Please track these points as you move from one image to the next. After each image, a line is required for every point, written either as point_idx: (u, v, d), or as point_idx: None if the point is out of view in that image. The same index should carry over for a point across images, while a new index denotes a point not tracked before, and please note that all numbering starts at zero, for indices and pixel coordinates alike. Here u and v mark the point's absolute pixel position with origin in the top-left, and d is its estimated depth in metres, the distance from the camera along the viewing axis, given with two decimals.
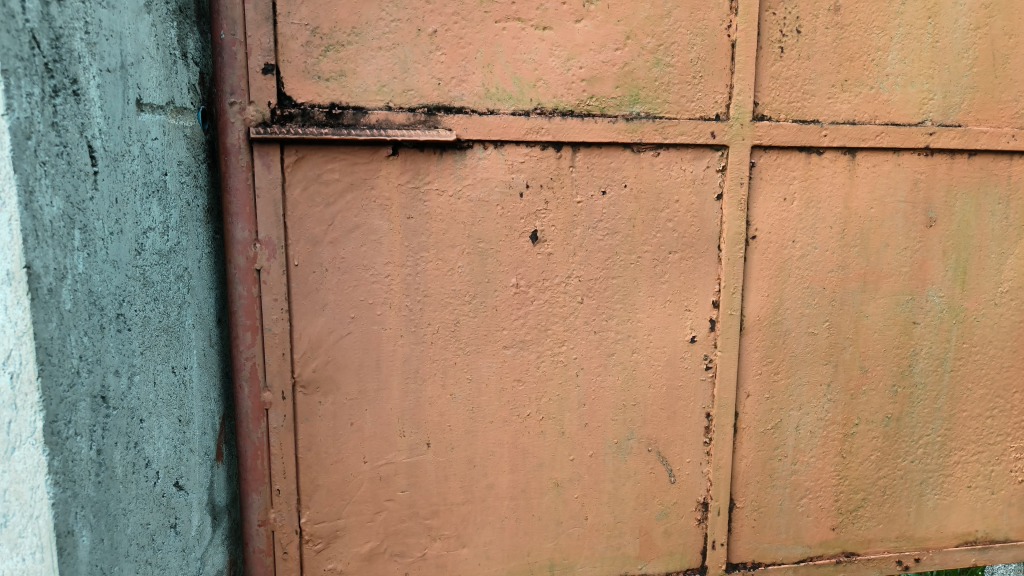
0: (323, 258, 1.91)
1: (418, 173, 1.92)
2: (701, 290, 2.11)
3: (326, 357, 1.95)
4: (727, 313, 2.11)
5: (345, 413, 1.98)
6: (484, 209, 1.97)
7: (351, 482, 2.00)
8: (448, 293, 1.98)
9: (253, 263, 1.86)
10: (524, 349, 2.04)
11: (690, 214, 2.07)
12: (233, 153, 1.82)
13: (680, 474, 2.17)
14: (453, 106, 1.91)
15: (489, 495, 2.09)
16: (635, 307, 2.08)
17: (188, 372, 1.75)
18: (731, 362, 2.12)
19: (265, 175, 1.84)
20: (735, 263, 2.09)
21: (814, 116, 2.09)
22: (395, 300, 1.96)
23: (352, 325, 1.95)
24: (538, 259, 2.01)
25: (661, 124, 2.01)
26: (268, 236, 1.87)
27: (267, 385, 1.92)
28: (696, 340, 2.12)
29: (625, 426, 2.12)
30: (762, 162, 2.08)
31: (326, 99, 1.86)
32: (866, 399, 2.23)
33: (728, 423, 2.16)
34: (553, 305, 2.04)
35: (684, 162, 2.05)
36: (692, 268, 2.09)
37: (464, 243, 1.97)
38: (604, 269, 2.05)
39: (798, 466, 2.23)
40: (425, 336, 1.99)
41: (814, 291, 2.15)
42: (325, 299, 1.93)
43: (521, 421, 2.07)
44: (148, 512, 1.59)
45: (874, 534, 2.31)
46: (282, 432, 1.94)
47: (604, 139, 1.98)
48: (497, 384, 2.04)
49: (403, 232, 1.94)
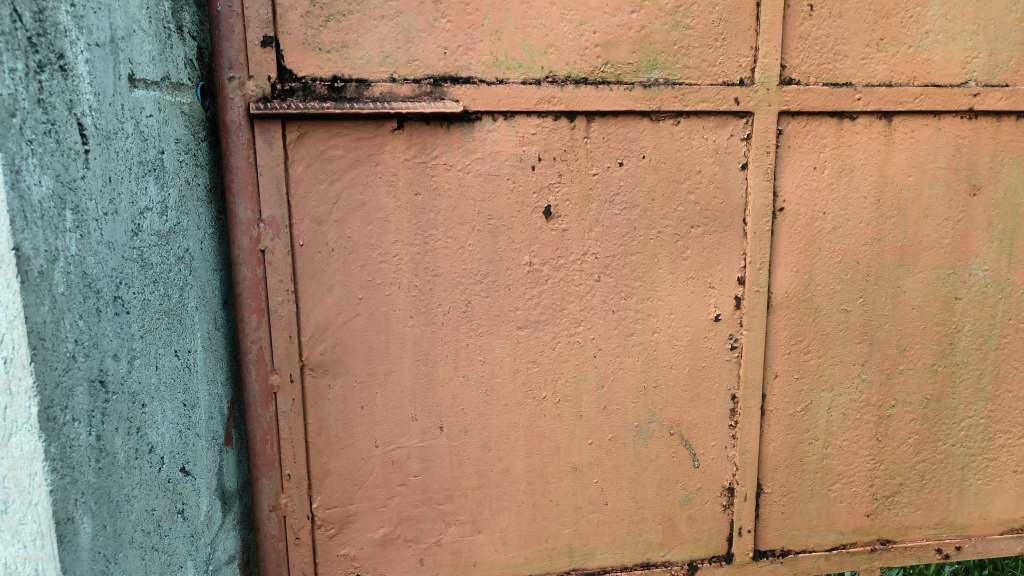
0: (329, 237, 1.85)
1: (424, 147, 1.84)
2: (725, 266, 2.00)
3: (334, 339, 1.90)
4: (753, 290, 2.00)
5: (356, 396, 1.93)
6: (494, 184, 1.89)
7: (363, 467, 1.96)
8: (458, 272, 1.91)
9: (256, 244, 1.81)
10: (539, 330, 1.97)
11: (713, 185, 1.96)
12: (234, 130, 1.77)
13: (704, 458, 2.08)
14: (460, 76, 1.83)
15: (505, 480, 2.03)
16: (655, 285, 1.98)
17: (193, 356, 1.72)
18: (757, 341, 2.02)
19: (267, 152, 1.78)
20: (761, 237, 1.98)
21: (846, 78, 1.95)
22: (404, 280, 1.90)
23: (360, 306, 1.89)
24: (552, 236, 1.93)
25: (681, 91, 1.90)
26: (272, 215, 1.81)
27: (275, 368, 1.87)
28: (721, 319, 2.02)
29: (646, 408, 2.04)
30: (790, 129, 1.96)
31: (328, 72, 1.79)
32: (904, 379, 2.11)
33: (755, 406, 2.06)
34: (569, 284, 1.96)
35: (706, 130, 1.94)
36: (716, 243, 1.99)
37: (473, 220, 1.89)
38: (622, 245, 1.96)
39: (830, 451, 2.12)
40: (435, 317, 1.93)
41: (846, 266, 2.03)
42: (331, 280, 1.87)
43: (537, 403, 2.00)
44: (153, 498, 1.56)
45: (912, 520, 2.20)
46: (291, 416, 1.90)
47: (620, 107, 1.88)
48: (511, 366, 1.97)
49: (411, 209, 1.87)
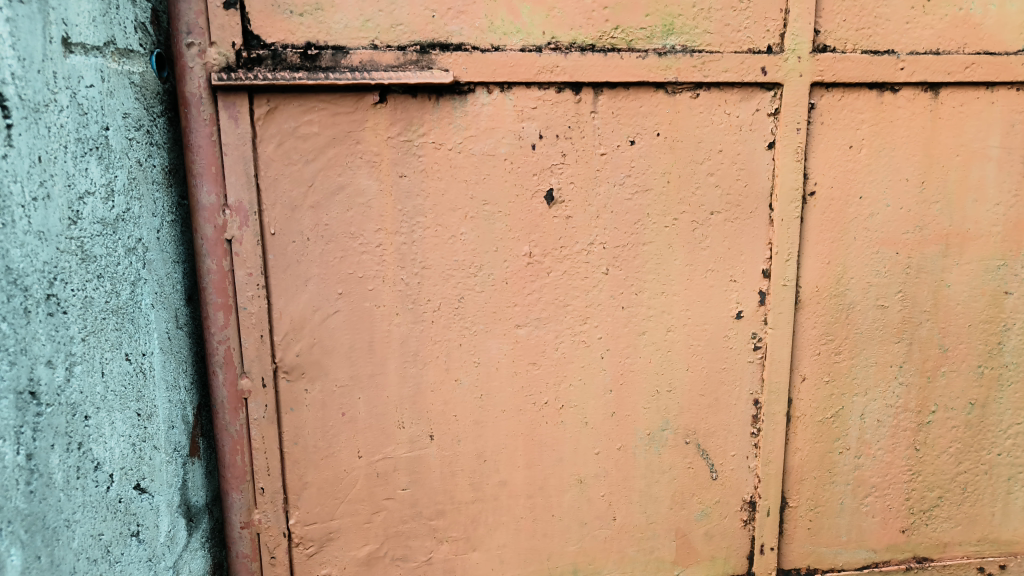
0: (304, 225, 1.65)
1: (411, 123, 1.63)
2: (749, 257, 1.79)
3: (312, 338, 1.70)
4: (780, 284, 1.79)
5: (336, 402, 1.74)
6: (489, 164, 1.68)
7: (345, 479, 1.77)
8: (450, 264, 1.71)
9: (222, 232, 1.61)
10: (540, 328, 1.77)
11: (736, 166, 1.75)
12: (194, 104, 1.56)
13: (723, 469, 1.88)
14: (451, 42, 1.61)
15: (503, 493, 1.83)
16: (670, 278, 1.78)
17: (148, 359, 1.52)
18: (783, 341, 1.81)
19: (232, 129, 1.58)
20: (790, 224, 1.76)
21: (888, 45, 1.73)
22: (389, 273, 1.69)
23: (340, 302, 1.69)
24: (554, 223, 1.72)
25: (701, 59, 1.67)
26: (239, 200, 1.61)
27: (245, 372, 1.68)
28: (743, 316, 1.81)
29: (659, 415, 1.84)
30: (824, 103, 1.74)
31: (300, 38, 1.58)
32: (945, 383, 1.90)
33: (781, 412, 1.85)
34: (574, 277, 1.75)
35: (729, 104, 1.72)
36: (738, 231, 1.77)
37: (466, 206, 1.69)
38: (634, 233, 1.75)
39: (862, 461, 1.92)
40: (424, 314, 1.73)
41: (884, 257, 1.82)
42: (307, 272, 1.67)
43: (538, 409, 1.80)
44: (101, 522, 1.38)
45: (951, 537, 1.99)
46: (264, 425, 1.71)
47: (632, 78, 1.66)
48: (509, 368, 1.78)
49: (395, 193, 1.66)
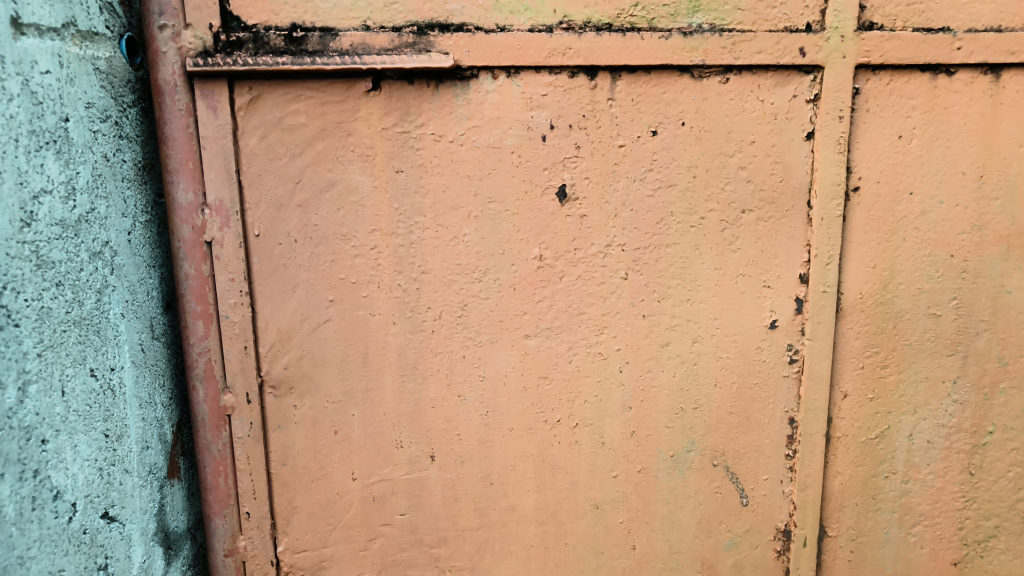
0: (291, 226, 1.50)
1: (407, 112, 1.48)
2: (784, 260, 1.61)
3: (301, 350, 1.55)
4: (820, 290, 1.60)
5: (327, 419, 1.59)
6: (495, 158, 1.51)
7: (338, 504, 1.62)
8: (452, 268, 1.55)
9: (201, 234, 1.46)
10: (551, 339, 1.60)
11: (770, 158, 1.56)
12: (168, 93, 1.42)
13: (754, 495, 1.71)
14: (451, 23, 1.45)
15: (511, 519, 1.67)
16: (696, 284, 1.60)
17: (118, 375, 1.38)
18: (823, 353, 1.63)
19: (211, 120, 1.43)
20: (831, 224, 1.58)
21: (942, 22, 1.53)
22: (385, 278, 1.54)
23: (332, 311, 1.54)
24: (567, 223, 1.55)
25: (731, 39, 1.50)
26: (219, 198, 1.46)
27: (228, 387, 1.53)
28: (777, 326, 1.63)
29: (684, 434, 1.67)
30: (870, 88, 1.55)
31: (284, 19, 1.43)
32: (1005, 400, 1.70)
33: (819, 432, 1.67)
34: (589, 283, 1.58)
35: (762, 90, 1.53)
36: (773, 231, 1.59)
37: (469, 204, 1.53)
38: (656, 234, 1.57)
39: (910, 486, 1.73)
40: (423, 324, 1.57)
41: (937, 260, 1.62)
42: (295, 278, 1.52)
43: (549, 428, 1.64)
44: (61, 557, 1.24)
45: (1010, 570, 1.78)
46: (249, 444, 1.56)
47: (653, 61, 1.49)
48: (518, 383, 1.61)
49: (391, 191, 1.51)
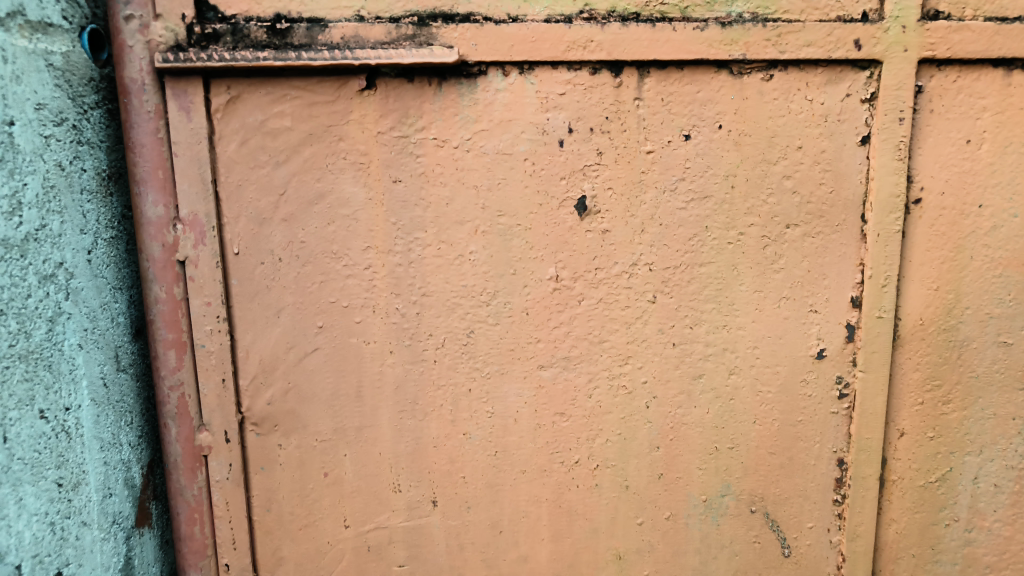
0: (274, 243, 1.33)
1: (407, 114, 1.30)
2: (834, 282, 1.41)
3: (286, 383, 1.38)
4: (875, 316, 1.41)
5: (317, 460, 1.41)
6: (505, 166, 1.33)
7: (329, 554, 1.44)
8: (456, 291, 1.37)
9: (172, 252, 1.29)
10: (569, 371, 1.42)
11: (820, 166, 1.37)
12: (135, 92, 1.24)
13: (797, 545, 1.51)
14: (457, 12, 1.27)
15: (523, 571, 1.49)
16: (734, 309, 1.41)
17: (73, 414, 1.20)
18: (877, 387, 1.44)
19: (184, 123, 1.26)
20: (888, 241, 1.38)
21: (1018, 10, 1.34)
22: (381, 302, 1.36)
23: (320, 339, 1.37)
24: (588, 240, 1.37)
25: (776, 31, 1.31)
26: (193, 212, 1.29)
27: (204, 424, 1.36)
28: (825, 356, 1.44)
29: (718, 477, 1.48)
30: (933, 86, 1.36)
31: (267, 9, 1.25)
32: None
33: (873, 476, 1.47)
34: (612, 307, 1.40)
35: (811, 88, 1.35)
36: (822, 249, 1.40)
37: (476, 218, 1.34)
38: (688, 251, 1.39)
39: (974, 536, 1.52)
40: (424, 353, 1.39)
41: (1009, 281, 1.43)
42: (279, 301, 1.35)
43: (566, 470, 1.46)
44: None
45: None
46: (229, 488, 1.39)
47: (687, 55, 1.30)
48: (531, 419, 1.43)
49: (388, 203, 1.33)
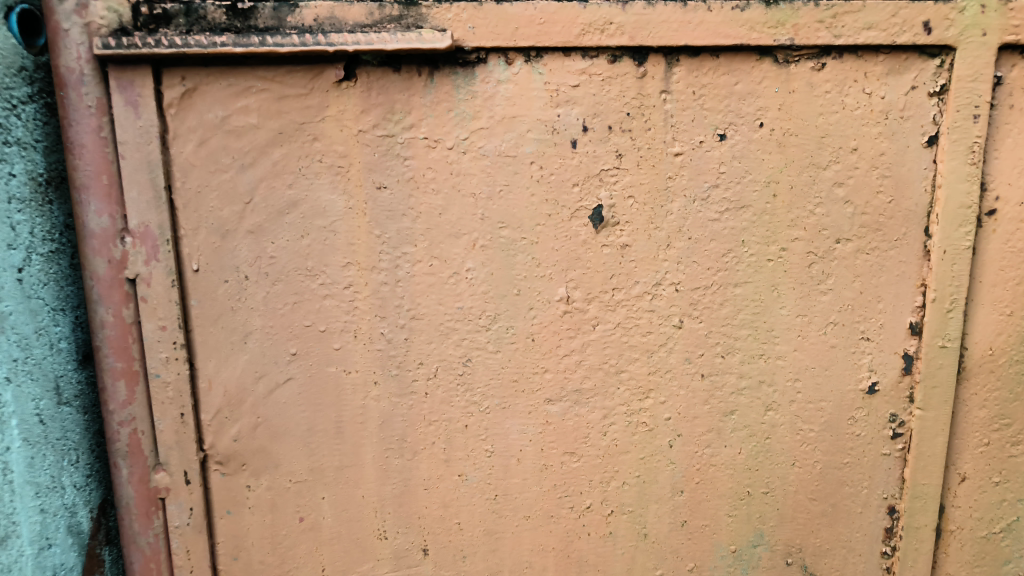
0: (240, 258, 1.14)
1: (392, 110, 1.10)
2: (890, 306, 1.22)
3: (255, 417, 1.20)
4: (938, 345, 1.21)
5: (291, 502, 1.24)
6: (508, 170, 1.13)
7: None
8: (451, 314, 1.18)
9: (119, 270, 1.11)
10: (581, 406, 1.23)
11: (878, 172, 1.17)
12: (73, 84, 1.05)
13: None
14: None
15: None
16: (773, 336, 1.23)
17: None
18: (937, 427, 1.24)
19: (131, 121, 1.07)
20: (956, 259, 1.18)
21: None
22: (363, 326, 1.18)
23: (294, 368, 1.18)
24: (604, 255, 1.18)
25: (831, 11, 1.10)
26: (143, 223, 1.10)
27: (161, 464, 1.19)
28: (877, 391, 1.24)
29: (750, 526, 1.30)
30: (1016, 76, 1.14)
31: None
32: None
33: (928, 526, 1.28)
34: (631, 334, 1.21)
35: (871, 79, 1.14)
36: (877, 268, 1.20)
37: (474, 231, 1.15)
38: (720, 269, 1.20)
39: None
40: (414, 385, 1.21)
41: None
42: (246, 325, 1.16)
43: (576, 516, 1.28)
44: None
45: None
46: (189, 535, 1.22)
47: (723, 41, 1.10)
48: (536, 460, 1.25)
49: (371, 213, 1.14)
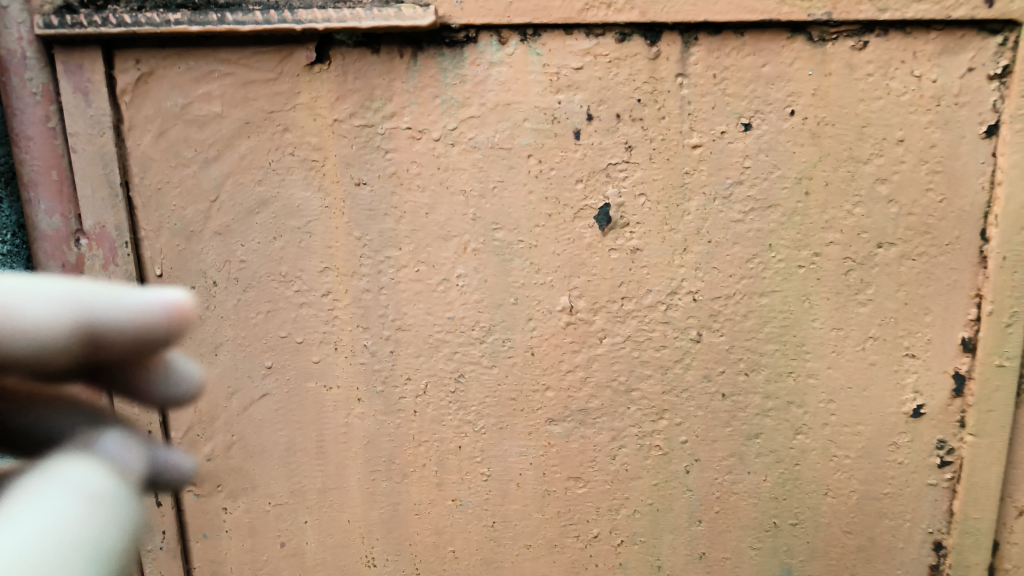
0: (207, 262, 1.03)
1: (371, 96, 0.99)
2: (940, 318, 1.07)
3: (230, 435, 1.09)
4: (994, 364, 1.06)
5: (270, 527, 1.14)
6: (502, 164, 1.01)
7: None
8: (440, 324, 1.06)
9: (75, 274, 1.01)
10: (587, 427, 1.11)
11: (927, 167, 1.02)
12: (16, 70, 0.96)
13: None
14: None
15: None
16: (804, 351, 1.09)
17: None
18: (993, 455, 1.09)
19: (82, 110, 0.97)
20: (1017, 266, 1.03)
21: None
22: (344, 338, 1.06)
23: (269, 382, 1.07)
24: (611, 260, 1.05)
25: None
26: (99, 223, 1.00)
27: None
28: (924, 414, 1.10)
29: (777, 560, 1.16)
30: None
31: None
32: None
33: (981, 566, 1.14)
34: (643, 348, 1.09)
35: (920, 61, 0.98)
36: (925, 275, 1.06)
37: (466, 232, 1.03)
38: (745, 276, 1.07)
39: None
40: (400, 402, 1.09)
41: None
42: (217, 336, 1.05)
43: (582, 546, 1.16)
44: None
45: None
46: (163, 560, 1.13)
47: (748, 16, 0.96)
48: (537, 485, 1.13)
49: (351, 212, 1.02)
